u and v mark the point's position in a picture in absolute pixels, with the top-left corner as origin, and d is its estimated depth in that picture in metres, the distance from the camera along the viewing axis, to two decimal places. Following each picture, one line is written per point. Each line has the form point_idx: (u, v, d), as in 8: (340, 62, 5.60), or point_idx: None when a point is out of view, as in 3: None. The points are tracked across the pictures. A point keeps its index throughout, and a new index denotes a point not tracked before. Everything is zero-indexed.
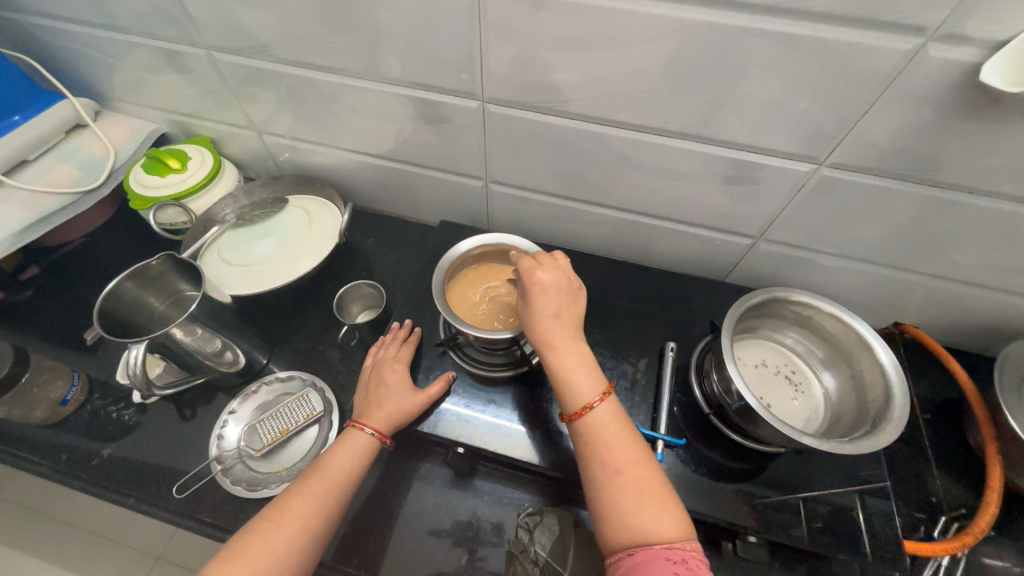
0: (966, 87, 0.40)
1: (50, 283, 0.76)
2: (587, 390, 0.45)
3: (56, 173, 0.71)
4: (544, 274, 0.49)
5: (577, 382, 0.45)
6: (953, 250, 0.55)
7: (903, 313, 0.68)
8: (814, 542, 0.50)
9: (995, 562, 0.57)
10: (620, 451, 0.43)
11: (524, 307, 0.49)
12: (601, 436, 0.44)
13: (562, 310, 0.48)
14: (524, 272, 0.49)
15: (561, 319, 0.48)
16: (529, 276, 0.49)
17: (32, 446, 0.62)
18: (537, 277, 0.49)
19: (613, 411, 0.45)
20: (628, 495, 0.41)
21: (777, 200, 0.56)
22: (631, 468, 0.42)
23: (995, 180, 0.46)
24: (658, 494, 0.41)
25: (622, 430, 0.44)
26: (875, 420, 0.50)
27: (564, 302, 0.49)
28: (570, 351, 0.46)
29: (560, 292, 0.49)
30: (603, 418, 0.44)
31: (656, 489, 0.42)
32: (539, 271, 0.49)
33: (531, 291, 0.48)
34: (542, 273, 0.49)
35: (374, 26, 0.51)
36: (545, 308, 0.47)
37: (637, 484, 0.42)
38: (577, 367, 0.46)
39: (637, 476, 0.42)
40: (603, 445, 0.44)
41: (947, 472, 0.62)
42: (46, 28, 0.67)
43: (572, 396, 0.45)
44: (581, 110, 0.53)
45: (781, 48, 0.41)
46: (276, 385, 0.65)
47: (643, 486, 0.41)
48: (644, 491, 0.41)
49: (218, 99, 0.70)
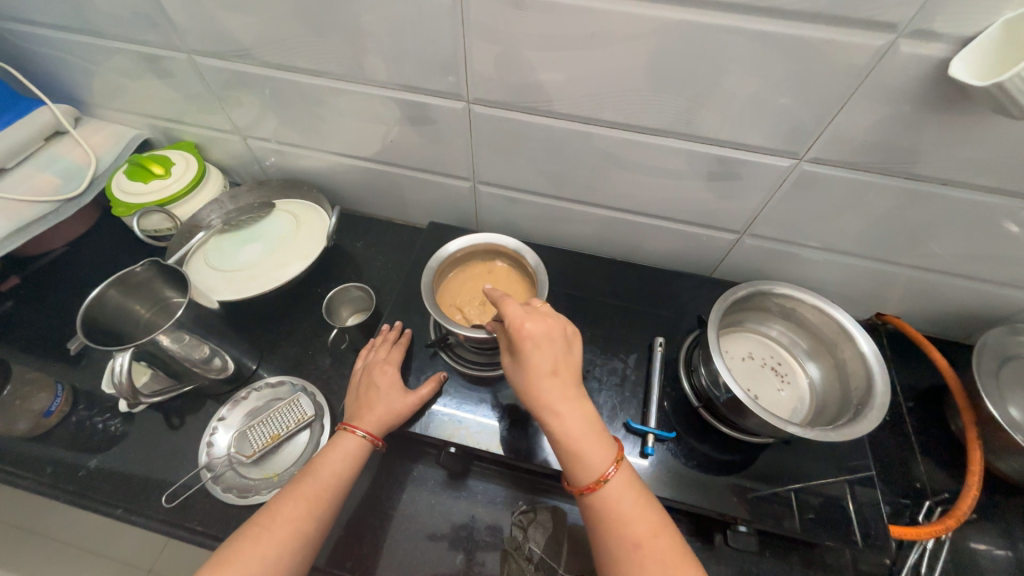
0: (937, 81, 0.41)
1: (31, 293, 0.75)
2: (599, 461, 0.42)
3: (35, 181, 0.70)
4: (532, 325, 0.45)
5: (587, 452, 0.42)
6: (931, 240, 0.56)
7: (885, 303, 0.69)
8: (803, 530, 0.51)
9: (978, 544, 0.58)
10: (638, 523, 0.42)
11: (517, 365, 0.45)
12: (617, 508, 0.42)
13: (558, 366, 0.44)
14: (511, 327, 0.44)
15: (559, 377, 0.44)
16: (516, 331, 0.44)
17: (15, 459, 0.60)
18: (526, 333, 0.44)
19: (627, 478, 0.43)
20: (652, 572, 0.40)
21: (759, 195, 0.57)
22: (652, 539, 0.41)
23: (968, 171, 0.47)
24: (682, 565, 0.40)
25: (637, 497, 0.43)
26: (858, 408, 0.51)
27: (559, 357, 0.45)
28: (575, 415, 0.43)
29: (553, 346, 0.45)
30: (618, 488, 0.42)
31: (678, 558, 0.41)
32: (528, 323, 0.44)
33: (521, 347, 0.44)
34: (531, 327, 0.44)
35: (359, 28, 0.51)
36: (542, 367, 0.43)
37: (661, 558, 0.40)
38: (584, 434, 0.43)
39: (658, 547, 0.41)
40: (620, 518, 0.42)
41: (931, 458, 0.64)
42: (22, 34, 0.66)
43: (583, 469, 0.42)
44: (566, 109, 0.54)
45: (759, 46, 0.42)
46: (266, 390, 0.65)
47: (667, 559, 0.40)
48: (668, 565, 0.40)
49: (202, 103, 0.69)
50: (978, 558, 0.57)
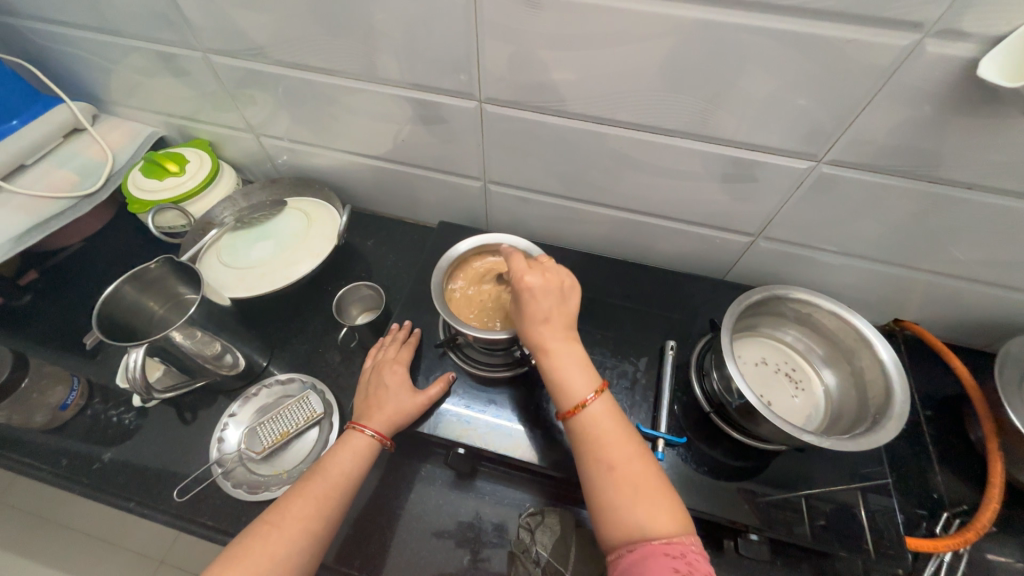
0: (964, 83, 0.39)
1: (50, 287, 0.76)
2: (580, 388, 0.45)
3: (54, 178, 0.71)
4: (533, 278, 0.49)
5: (569, 379, 0.45)
6: (954, 246, 0.55)
7: (903, 309, 0.68)
8: (816, 539, 0.50)
9: (997, 558, 0.57)
10: (615, 447, 0.43)
11: (517, 314, 0.49)
12: (596, 432, 0.44)
13: (553, 312, 0.47)
14: (512, 277, 0.49)
15: (553, 322, 0.47)
16: (518, 281, 0.49)
17: (32, 450, 0.62)
18: (525, 282, 0.48)
19: (607, 406, 0.45)
20: (624, 491, 0.41)
21: (776, 197, 0.56)
22: (627, 463, 0.42)
23: (994, 175, 0.46)
24: (655, 490, 0.41)
25: (617, 425, 0.44)
26: (876, 417, 0.50)
27: (555, 305, 0.48)
28: (563, 350, 0.46)
29: (551, 294, 0.48)
30: (597, 414, 0.44)
31: (652, 483, 0.41)
32: (527, 275, 0.49)
33: (520, 295, 0.48)
34: (530, 277, 0.48)
35: (372, 27, 0.51)
36: (536, 310, 0.47)
37: (634, 481, 0.41)
38: (569, 365, 0.46)
39: (633, 471, 0.42)
40: (597, 441, 0.43)
41: (949, 469, 0.62)
42: (42, 32, 0.67)
43: (565, 394, 0.45)
44: (579, 109, 0.53)
45: (779, 46, 0.41)
46: (277, 388, 0.65)
47: (639, 481, 0.41)
48: (640, 487, 0.41)
49: (216, 102, 0.70)
50: (997, 572, 0.56)
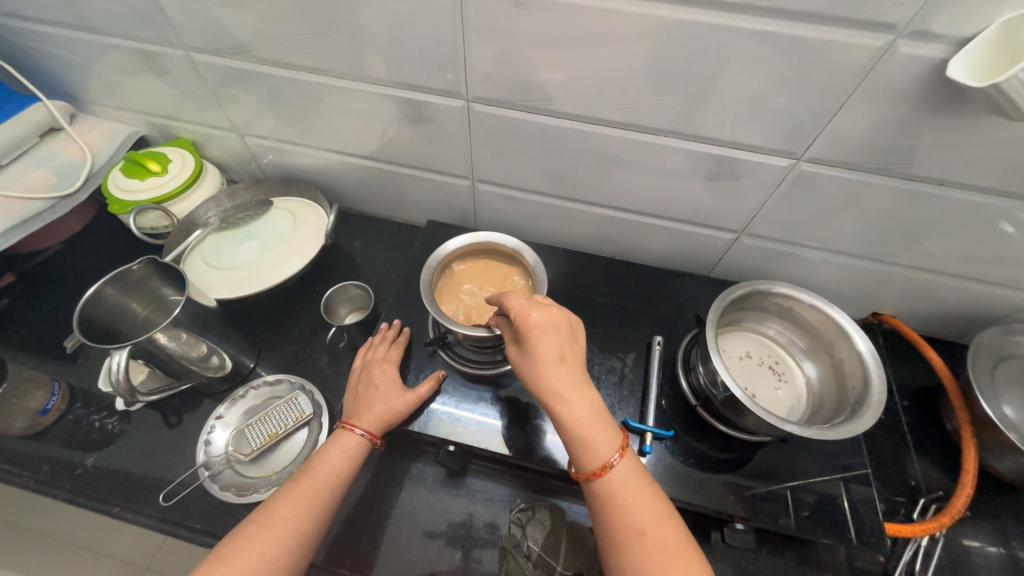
0: (935, 82, 0.41)
1: (26, 291, 0.75)
2: (604, 447, 0.43)
3: (30, 178, 0.69)
4: (539, 314, 0.45)
5: (593, 438, 0.43)
6: (929, 241, 0.56)
7: (882, 302, 0.70)
8: (799, 527, 0.52)
9: (971, 541, 0.59)
10: (643, 510, 0.42)
11: (524, 355, 0.45)
12: (622, 495, 0.42)
13: (565, 354, 0.44)
14: (517, 316, 0.45)
15: (566, 365, 0.44)
16: (523, 319, 0.45)
17: (10, 458, 0.60)
18: (532, 321, 0.44)
19: (633, 466, 0.43)
20: (654, 559, 0.40)
21: (758, 194, 0.57)
22: (656, 528, 0.41)
23: (963, 172, 0.47)
24: (684, 555, 0.40)
25: (642, 486, 0.43)
26: (854, 407, 0.51)
27: (565, 346, 0.45)
28: (581, 401, 0.43)
29: (559, 333, 0.45)
30: (623, 476, 0.43)
31: (682, 548, 0.41)
32: (534, 312, 0.45)
33: (529, 336, 0.44)
34: (537, 315, 0.45)
35: (358, 26, 0.51)
36: (548, 355, 0.44)
37: (664, 545, 0.40)
38: (591, 421, 0.43)
39: (662, 536, 0.41)
40: (625, 506, 0.42)
41: (925, 457, 0.64)
42: (16, 29, 0.65)
43: (589, 454, 0.43)
44: (565, 108, 0.54)
45: (759, 46, 0.42)
46: (264, 389, 0.64)
47: (669, 547, 0.40)
48: (671, 554, 0.40)
49: (199, 101, 0.69)
50: (973, 556, 0.58)
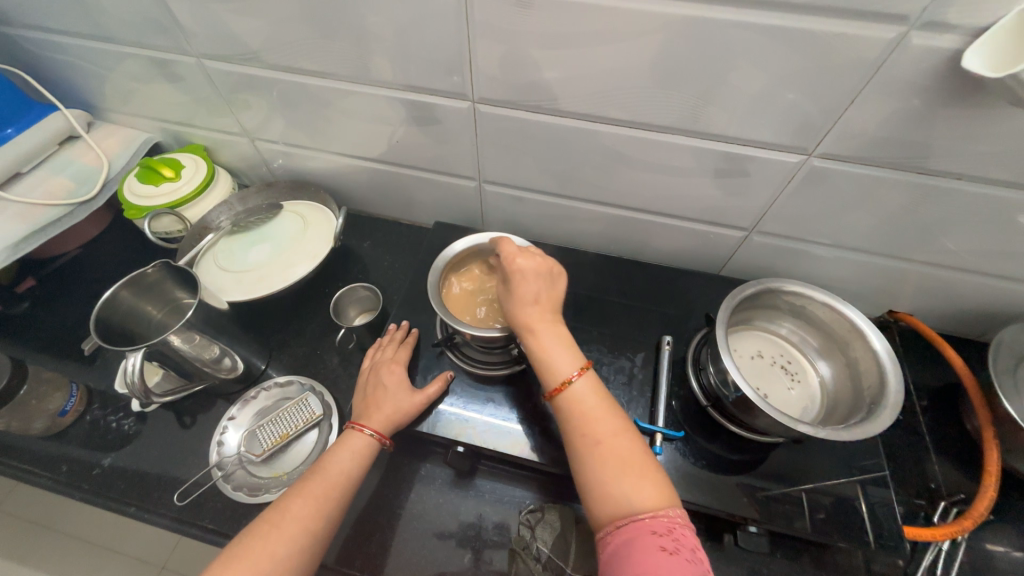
0: (950, 74, 0.40)
1: (46, 295, 0.76)
2: (565, 366, 0.46)
3: (50, 185, 0.71)
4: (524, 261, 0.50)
5: (555, 358, 0.46)
6: (946, 237, 0.55)
7: (898, 300, 0.68)
8: (817, 531, 0.51)
9: (996, 546, 0.57)
10: (601, 422, 0.44)
11: (508, 296, 0.50)
12: (581, 409, 0.45)
13: (541, 295, 0.49)
14: (504, 260, 0.50)
15: (541, 304, 0.49)
16: (509, 263, 0.50)
17: (31, 457, 0.62)
18: (517, 265, 0.50)
19: (592, 384, 0.46)
20: (609, 466, 0.42)
21: (768, 191, 0.57)
22: (613, 438, 0.43)
23: (981, 166, 0.46)
24: (640, 464, 0.42)
25: (601, 402, 0.45)
26: (871, 406, 0.50)
27: (544, 287, 0.50)
28: (549, 331, 0.48)
29: (539, 277, 0.50)
30: (582, 391, 0.45)
31: (638, 459, 0.42)
32: (519, 258, 0.50)
33: (512, 279, 0.50)
34: (522, 260, 0.50)
35: (364, 30, 0.51)
36: (526, 294, 0.49)
37: (619, 455, 0.42)
38: (557, 345, 0.47)
39: (618, 447, 0.43)
40: (584, 418, 0.44)
41: (946, 459, 0.62)
42: (36, 40, 0.67)
43: (551, 373, 0.46)
44: (571, 107, 0.54)
45: (768, 41, 0.42)
46: (275, 390, 0.65)
47: (625, 456, 0.42)
48: (626, 462, 0.42)
49: (211, 107, 0.70)
50: (997, 561, 0.56)
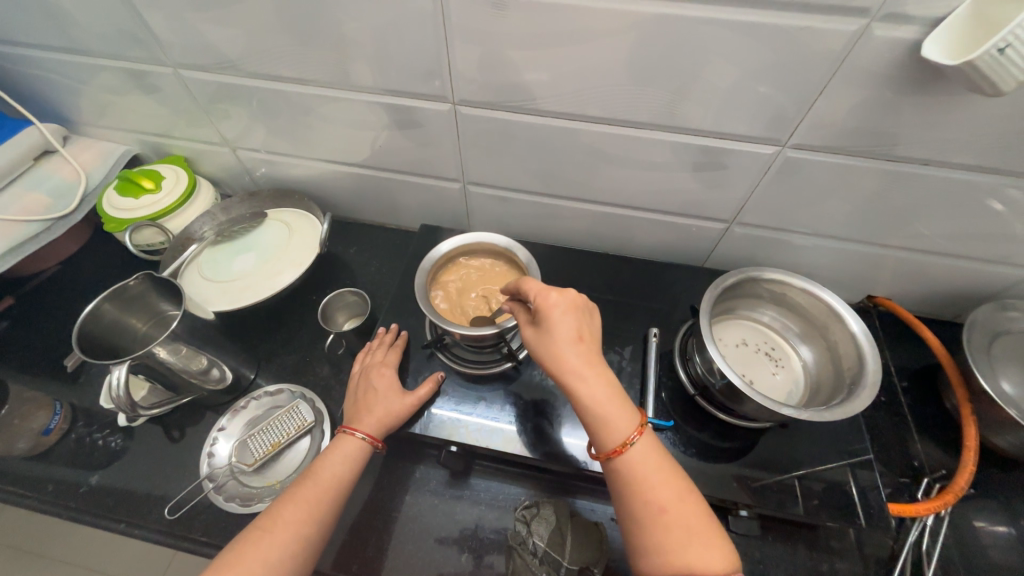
0: (912, 63, 0.41)
1: (24, 314, 0.75)
2: (622, 424, 0.42)
3: (25, 202, 0.70)
4: (557, 296, 0.46)
5: (612, 417, 0.42)
6: (915, 220, 0.57)
7: (876, 285, 0.70)
8: (809, 514, 0.52)
9: (977, 520, 0.59)
10: (663, 487, 0.41)
11: (539, 336, 0.45)
12: (642, 474, 0.41)
13: (583, 334, 0.44)
14: (535, 295, 0.46)
15: (583, 346, 0.44)
16: (541, 299, 0.46)
17: (14, 478, 0.60)
18: (550, 301, 0.45)
19: (651, 445, 0.42)
20: (676, 535, 0.39)
21: (746, 182, 0.58)
22: (676, 504, 0.40)
23: (943, 152, 0.48)
24: (705, 530, 0.39)
25: (662, 463, 0.42)
26: (851, 387, 0.51)
27: (584, 329, 0.45)
28: (598, 381, 0.43)
29: (578, 317, 0.45)
30: (642, 454, 0.42)
31: (704, 524, 0.39)
32: (552, 294, 0.46)
33: (545, 316, 0.45)
34: (555, 296, 0.45)
35: (343, 36, 0.52)
36: (566, 335, 0.43)
37: (684, 521, 0.39)
38: (609, 399, 0.42)
39: (683, 512, 0.40)
40: (644, 483, 0.41)
41: (927, 437, 0.64)
42: (8, 55, 0.66)
43: (606, 433, 0.42)
44: (551, 107, 0.54)
45: (736, 37, 0.43)
46: (265, 399, 0.65)
47: (691, 523, 0.39)
48: (691, 529, 0.39)
49: (190, 117, 0.69)
50: (979, 534, 0.58)
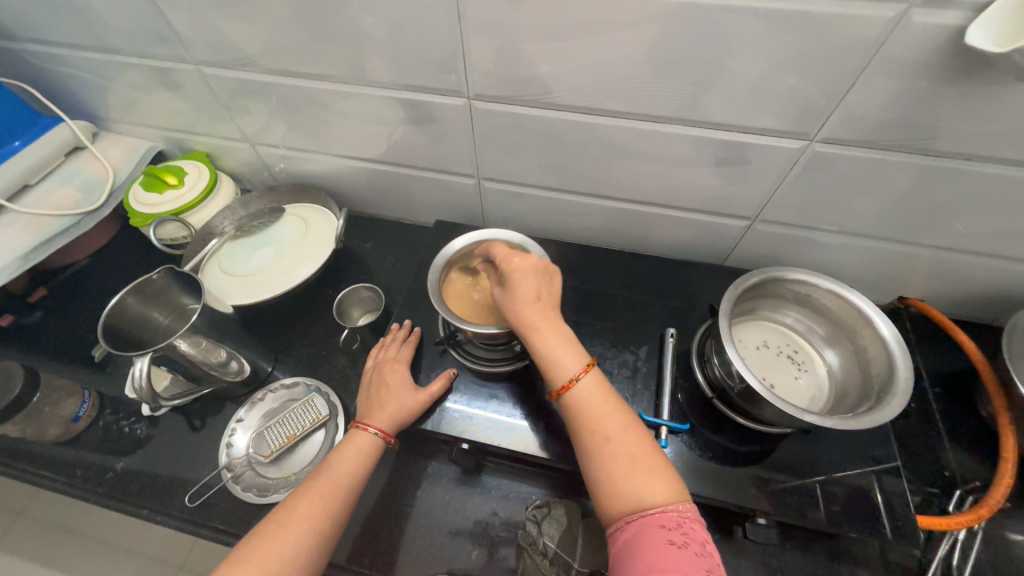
0: (954, 51, 0.39)
1: (57, 305, 0.78)
2: (570, 364, 0.45)
3: (57, 197, 0.72)
4: (520, 261, 0.51)
5: (560, 356, 0.45)
6: (953, 218, 0.54)
7: (908, 286, 0.67)
8: (829, 522, 0.50)
9: (1013, 534, 0.56)
10: (609, 421, 0.43)
11: (505, 297, 0.50)
12: (589, 409, 0.44)
13: (542, 293, 0.49)
14: (501, 261, 0.51)
15: (542, 302, 0.48)
16: (507, 264, 0.51)
17: (47, 463, 0.63)
18: (514, 264, 0.50)
19: (599, 383, 0.45)
20: (620, 464, 0.41)
21: (771, 178, 0.56)
22: (622, 436, 0.42)
23: (987, 146, 0.45)
24: (650, 461, 0.41)
25: (609, 400, 0.44)
26: (879, 394, 0.49)
27: (543, 287, 0.49)
28: (552, 330, 0.47)
29: (538, 277, 0.50)
30: (590, 391, 0.44)
31: (648, 455, 0.41)
32: (516, 258, 0.51)
33: (510, 278, 0.50)
34: (518, 260, 0.50)
35: (359, 31, 0.52)
36: (525, 292, 0.48)
37: (629, 452, 0.41)
38: (560, 342, 0.46)
39: (628, 444, 0.42)
40: (593, 417, 0.43)
41: (961, 446, 0.61)
42: (40, 54, 0.68)
43: (557, 372, 0.45)
44: (567, 101, 0.53)
45: (762, 26, 0.41)
46: (282, 392, 0.66)
47: (636, 454, 0.41)
48: (636, 458, 0.41)
49: (211, 113, 0.71)
50: (1016, 549, 0.55)
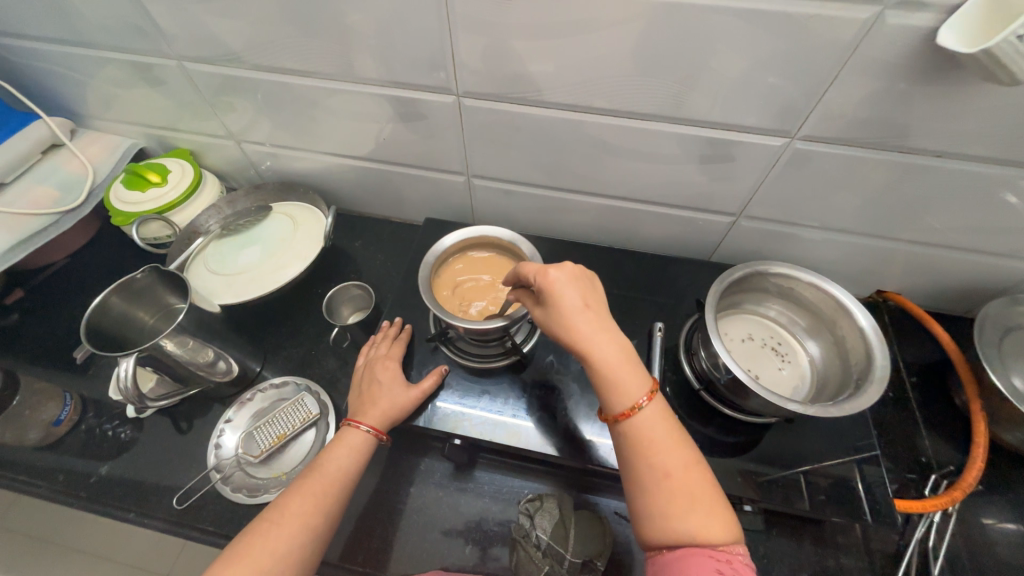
0: (925, 52, 0.40)
1: (34, 307, 0.76)
2: (632, 389, 0.41)
3: (34, 195, 0.71)
4: (556, 269, 0.45)
5: (623, 380, 0.41)
6: (927, 213, 0.56)
7: (886, 280, 0.69)
8: (813, 510, 0.52)
9: (986, 517, 0.59)
10: (670, 452, 0.40)
11: (548, 309, 0.44)
12: (649, 438, 0.41)
13: (590, 304, 0.44)
14: (536, 273, 0.45)
15: (593, 313, 0.43)
16: (542, 277, 0.45)
17: (27, 468, 0.62)
18: (551, 274, 0.44)
19: (662, 412, 0.42)
20: (678, 500, 0.39)
21: (754, 175, 0.57)
22: (682, 469, 0.40)
23: (957, 144, 0.47)
24: (708, 500, 0.39)
25: (671, 430, 0.41)
26: (858, 383, 0.51)
27: (590, 297, 0.44)
28: (609, 346, 0.42)
29: (582, 287, 0.45)
30: (651, 418, 0.41)
31: (707, 493, 0.39)
32: (552, 268, 0.45)
33: (549, 291, 0.44)
34: (555, 269, 0.44)
35: (346, 28, 0.51)
36: (574, 305, 0.43)
37: (688, 488, 0.39)
38: (620, 362, 0.42)
39: (687, 478, 0.39)
40: (652, 446, 0.40)
41: (936, 433, 0.63)
42: (14, 49, 0.66)
43: (616, 397, 0.41)
44: (556, 98, 0.54)
45: (745, 26, 0.42)
46: (271, 392, 0.65)
47: (694, 490, 0.39)
48: (695, 495, 0.39)
49: (194, 110, 0.69)
50: (988, 530, 0.58)
